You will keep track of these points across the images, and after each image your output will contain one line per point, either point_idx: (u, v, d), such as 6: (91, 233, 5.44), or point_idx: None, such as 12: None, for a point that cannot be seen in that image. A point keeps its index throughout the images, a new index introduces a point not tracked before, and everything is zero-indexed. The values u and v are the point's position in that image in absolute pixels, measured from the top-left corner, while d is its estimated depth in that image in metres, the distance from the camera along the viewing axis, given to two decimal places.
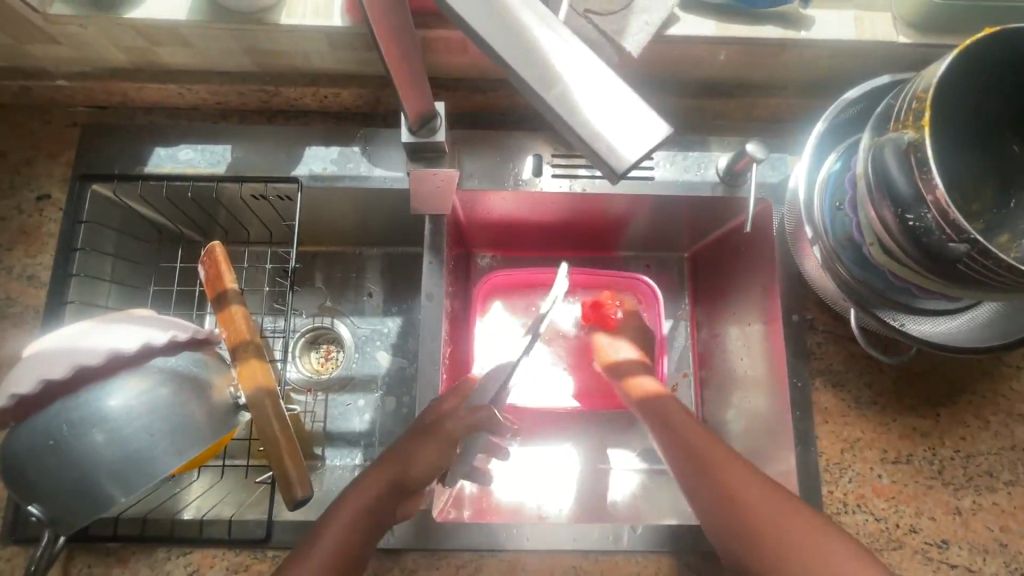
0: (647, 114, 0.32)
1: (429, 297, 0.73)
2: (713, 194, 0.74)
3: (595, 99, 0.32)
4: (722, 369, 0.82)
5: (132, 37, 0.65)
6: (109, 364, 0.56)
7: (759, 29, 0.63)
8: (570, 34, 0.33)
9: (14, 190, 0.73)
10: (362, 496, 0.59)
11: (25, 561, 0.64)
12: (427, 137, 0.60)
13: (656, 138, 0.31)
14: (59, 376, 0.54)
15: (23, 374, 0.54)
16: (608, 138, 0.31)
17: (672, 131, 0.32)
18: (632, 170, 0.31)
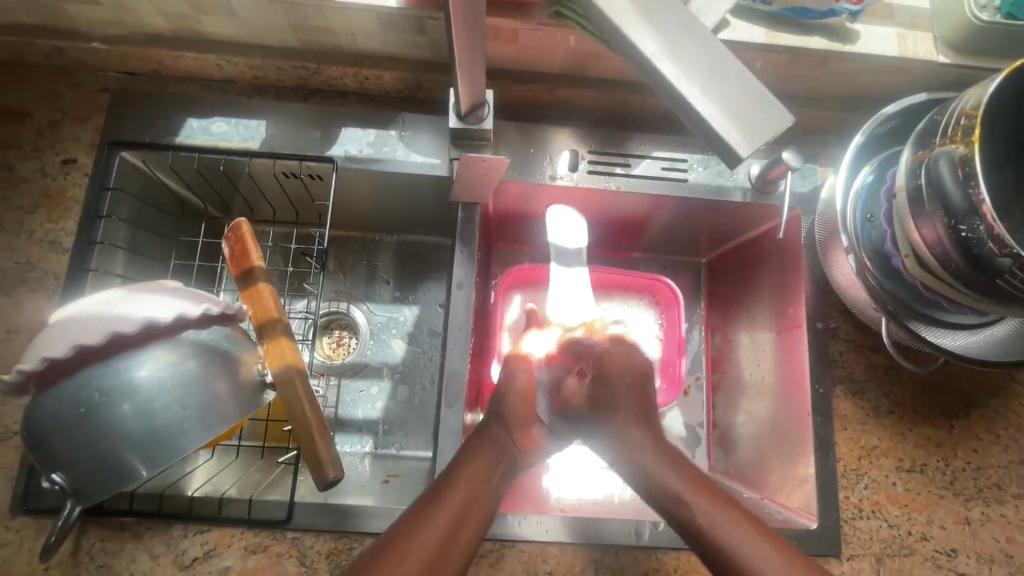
0: (771, 102, 0.37)
1: (459, 284, 0.73)
2: (744, 200, 0.75)
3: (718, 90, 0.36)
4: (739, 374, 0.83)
5: (178, 2, 0.64)
6: (145, 333, 0.55)
7: (806, 40, 0.65)
8: (689, 29, 0.37)
9: (39, 153, 0.71)
10: (470, 470, 0.56)
11: (36, 532, 0.62)
12: (475, 125, 0.63)
13: (783, 126, 0.36)
14: (96, 341, 0.53)
15: (57, 337, 0.53)
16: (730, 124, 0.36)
17: (793, 121, 0.36)
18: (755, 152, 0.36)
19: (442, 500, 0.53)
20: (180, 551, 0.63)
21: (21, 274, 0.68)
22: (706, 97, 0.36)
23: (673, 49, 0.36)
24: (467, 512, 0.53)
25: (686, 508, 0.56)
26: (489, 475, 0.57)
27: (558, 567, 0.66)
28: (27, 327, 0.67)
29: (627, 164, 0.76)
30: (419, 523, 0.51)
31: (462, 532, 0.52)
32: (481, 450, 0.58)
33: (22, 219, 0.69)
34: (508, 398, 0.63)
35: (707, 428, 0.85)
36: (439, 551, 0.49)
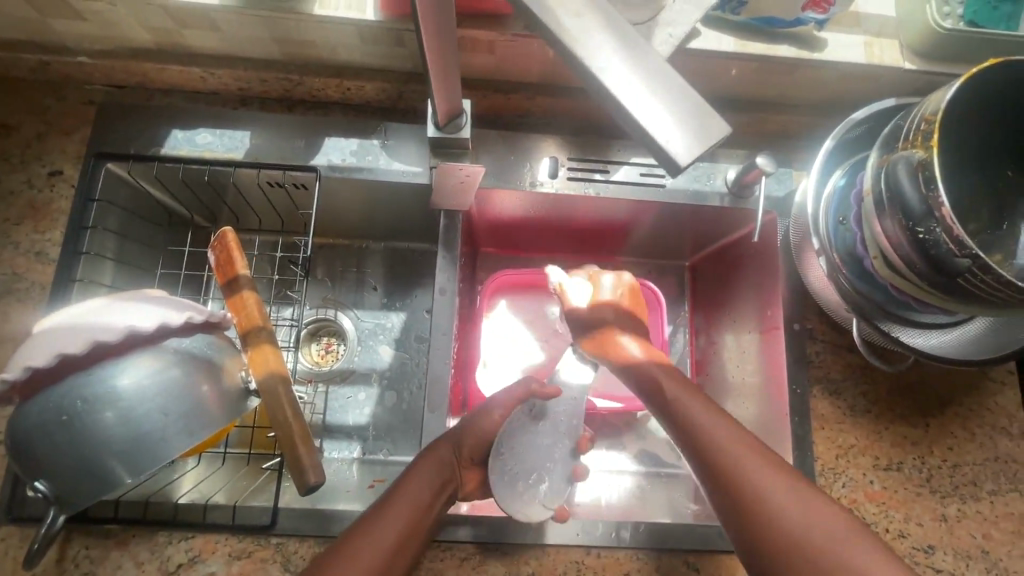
0: (707, 108, 0.36)
1: (441, 291, 0.74)
2: (721, 204, 0.77)
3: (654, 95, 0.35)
4: (721, 375, 0.84)
5: (161, 18, 0.65)
6: (127, 341, 0.56)
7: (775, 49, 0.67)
8: (629, 37, 0.37)
9: (25, 165, 0.72)
10: (424, 478, 0.59)
11: (21, 541, 0.62)
12: (453, 133, 0.64)
13: (719, 135, 0.35)
14: (76, 351, 0.53)
15: (39, 347, 0.54)
16: (664, 130, 0.35)
17: (728, 133, 0.35)
18: (692, 161, 0.34)
19: (397, 502, 0.56)
20: (165, 558, 0.63)
21: (8, 285, 0.69)
22: (642, 99, 0.35)
23: (621, 62, 0.36)
24: (417, 518, 0.56)
25: (711, 448, 0.55)
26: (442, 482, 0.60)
27: (540, 568, 0.66)
28: (13, 338, 0.68)
29: (605, 171, 0.77)
30: (374, 523, 0.54)
31: (411, 537, 0.55)
32: (437, 460, 0.61)
33: (8, 231, 0.70)
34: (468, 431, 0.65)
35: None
36: (389, 555, 0.52)
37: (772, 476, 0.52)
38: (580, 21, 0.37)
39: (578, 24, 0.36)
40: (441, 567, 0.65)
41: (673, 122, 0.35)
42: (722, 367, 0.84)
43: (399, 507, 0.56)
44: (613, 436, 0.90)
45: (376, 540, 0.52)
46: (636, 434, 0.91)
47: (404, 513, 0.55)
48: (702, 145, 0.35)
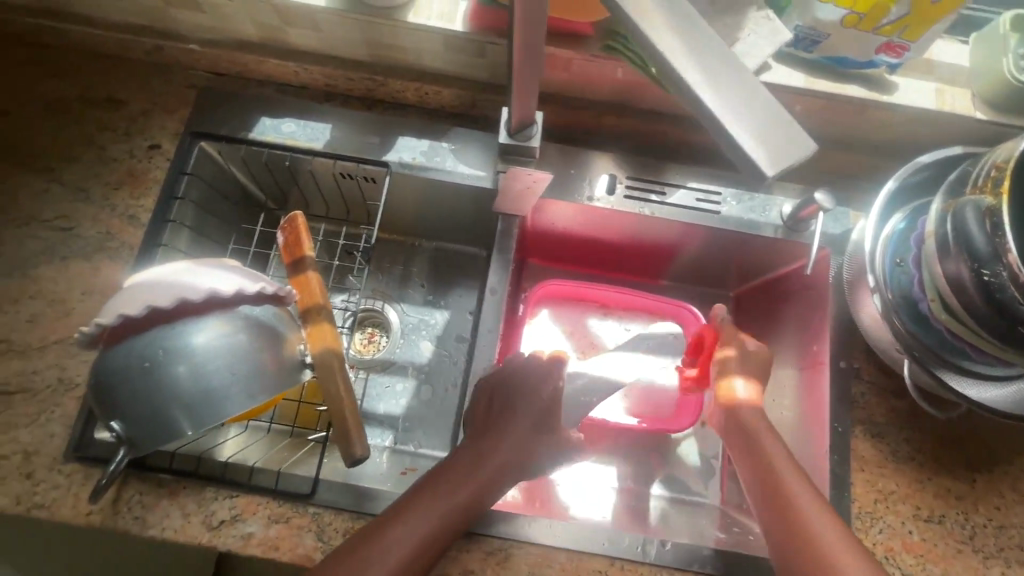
0: (791, 125, 0.37)
1: (492, 291, 0.77)
2: (774, 236, 0.78)
3: (745, 108, 0.37)
4: None
5: (269, 14, 0.72)
6: (207, 302, 0.61)
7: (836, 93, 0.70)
8: (721, 52, 0.38)
9: (129, 138, 0.79)
10: (493, 467, 0.64)
11: (83, 479, 0.67)
12: (523, 142, 0.67)
13: (804, 152, 0.37)
14: (165, 305, 0.59)
15: (134, 297, 0.59)
16: (755, 144, 0.37)
17: (813, 151, 0.37)
18: (778, 173, 0.37)
19: (455, 486, 0.62)
20: (209, 512, 0.66)
21: (101, 242, 0.75)
22: (734, 111, 0.37)
23: (715, 73, 0.37)
24: (476, 497, 0.62)
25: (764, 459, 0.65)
26: (510, 467, 0.65)
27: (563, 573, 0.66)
28: (100, 291, 0.73)
29: (662, 192, 0.79)
30: (433, 501, 0.60)
31: (462, 519, 0.61)
32: (510, 444, 0.66)
33: (108, 194, 0.77)
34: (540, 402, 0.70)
35: (720, 462, 0.92)
36: (437, 524, 0.59)
37: (796, 484, 0.61)
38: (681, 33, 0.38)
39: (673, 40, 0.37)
40: (466, 558, 0.66)
41: (762, 136, 0.37)
42: (761, 400, 0.84)
43: (457, 491, 0.61)
44: (642, 459, 0.93)
45: (430, 507, 0.60)
46: (665, 459, 0.93)
47: (465, 492, 0.62)
48: (784, 161, 0.36)
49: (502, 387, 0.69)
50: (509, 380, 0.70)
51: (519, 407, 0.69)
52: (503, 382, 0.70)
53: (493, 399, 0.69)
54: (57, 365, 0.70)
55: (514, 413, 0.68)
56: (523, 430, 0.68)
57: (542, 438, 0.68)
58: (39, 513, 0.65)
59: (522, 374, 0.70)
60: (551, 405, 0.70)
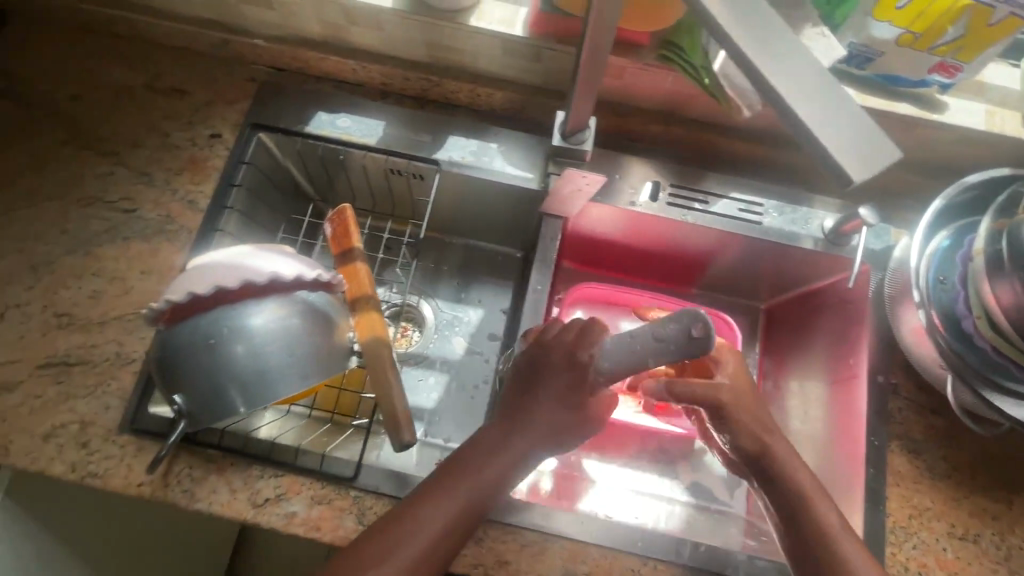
0: (879, 134, 0.35)
1: (535, 289, 0.78)
2: (814, 249, 0.79)
3: (830, 113, 0.35)
4: (788, 420, 0.85)
5: (335, 13, 0.75)
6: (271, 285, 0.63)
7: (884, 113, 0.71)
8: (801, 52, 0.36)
9: (192, 126, 0.82)
10: (509, 457, 0.61)
11: (135, 451, 0.69)
12: (575, 145, 0.69)
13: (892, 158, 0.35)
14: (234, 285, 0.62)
15: (204, 277, 0.62)
16: (842, 152, 0.35)
17: (901, 156, 0.35)
18: (865, 180, 0.35)
19: (476, 470, 0.60)
20: (254, 490, 0.68)
21: (162, 225, 0.78)
22: (818, 115, 0.35)
23: (797, 75, 0.36)
24: (498, 480, 0.61)
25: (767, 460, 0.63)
26: (535, 448, 0.63)
27: (597, 570, 0.67)
28: (159, 272, 0.76)
29: (705, 201, 0.80)
30: (444, 493, 0.59)
31: (485, 502, 0.60)
32: (529, 432, 0.62)
33: (169, 179, 0.80)
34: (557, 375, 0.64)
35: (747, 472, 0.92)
36: (459, 508, 0.58)
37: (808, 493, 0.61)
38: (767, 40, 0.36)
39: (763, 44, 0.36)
40: (502, 549, 0.67)
41: (848, 143, 0.35)
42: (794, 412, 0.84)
43: (478, 475, 0.60)
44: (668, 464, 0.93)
45: (452, 491, 0.59)
46: (692, 466, 0.94)
47: (487, 476, 0.60)
48: (876, 171, 0.35)
49: (523, 368, 0.65)
50: (532, 361, 0.66)
51: (544, 389, 0.64)
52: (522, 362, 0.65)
53: (515, 379, 0.66)
54: (115, 341, 0.73)
55: (536, 392, 0.64)
56: (545, 411, 0.63)
57: (562, 415, 0.63)
58: (93, 481, 0.68)
59: (550, 356, 0.65)
60: (570, 385, 0.64)
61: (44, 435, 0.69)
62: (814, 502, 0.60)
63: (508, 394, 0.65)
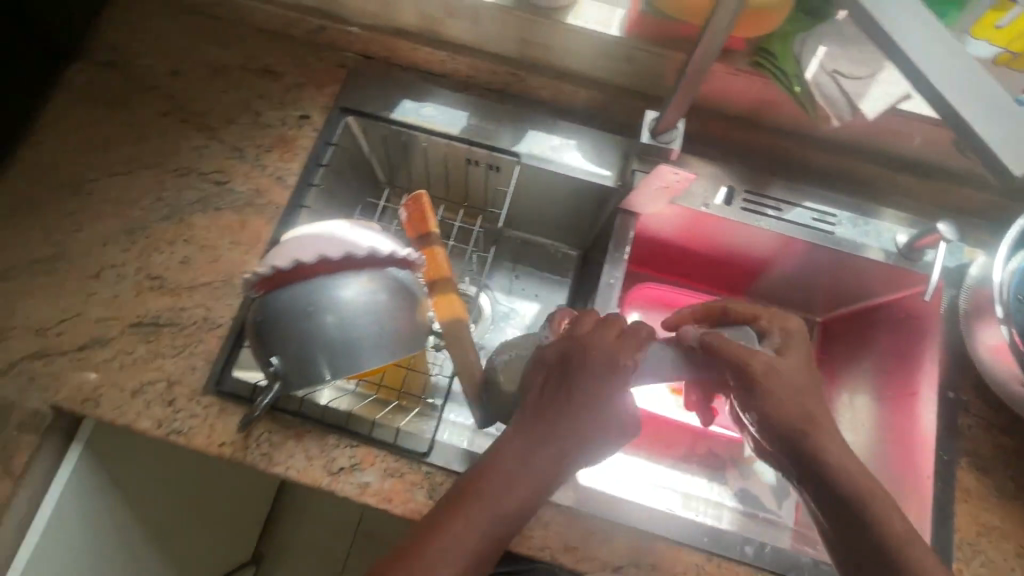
0: None
1: (609, 283, 0.80)
2: (888, 262, 0.79)
3: (987, 107, 0.40)
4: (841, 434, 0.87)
5: (436, 5, 0.78)
6: (374, 257, 0.67)
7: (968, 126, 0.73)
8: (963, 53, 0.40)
9: (283, 106, 0.85)
10: (546, 464, 0.57)
11: (217, 413, 0.72)
12: (665, 142, 0.71)
13: None
14: (343, 252, 0.65)
15: (314, 246, 0.66)
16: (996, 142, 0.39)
17: None
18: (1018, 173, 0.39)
19: (511, 481, 0.57)
20: (330, 458, 0.70)
21: (251, 199, 0.81)
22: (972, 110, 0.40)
23: (962, 73, 0.40)
24: (535, 488, 0.57)
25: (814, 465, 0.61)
26: (572, 457, 0.57)
27: (662, 561, 0.68)
28: (246, 244, 0.79)
29: (779, 207, 0.81)
30: (480, 504, 0.56)
31: (520, 513, 0.57)
32: (568, 439, 0.57)
33: (260, 155, 0.83)
34: (593, 370, 0.58)
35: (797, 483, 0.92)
36: (495, 519, 0.56)
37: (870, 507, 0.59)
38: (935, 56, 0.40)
39: (930, 58, 0.40)
40: (569, 535, 0.69)
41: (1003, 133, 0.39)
42: (847, 426, 0.87)
43: (512, 486, 0.56)
44: (718, 469, 0.94)
45: (487, 502, 0.56)
46: (741, 472, 0.94)
47: (523, 486, 0.57)
48: None
49: (555, 367, 0.60)
50: (566, 360, 0.59)
51: (583, 392, 0.57)
52: (561, 360, 0.60)
53: (549, 376, 0.60)
54: (203, 306, 0.76)
55: (570, 393, 0.58)
56: (584, 412, 0.57)
57: (593, 411, 0.57)
58: (177, 438, 0.70)
59: (589, 356, 0.59)
60: (609, 379, 0.58)
61: (133, 391, 0.72)
62: (889, 510, 0.59)
63: (538, 393, 0.60)
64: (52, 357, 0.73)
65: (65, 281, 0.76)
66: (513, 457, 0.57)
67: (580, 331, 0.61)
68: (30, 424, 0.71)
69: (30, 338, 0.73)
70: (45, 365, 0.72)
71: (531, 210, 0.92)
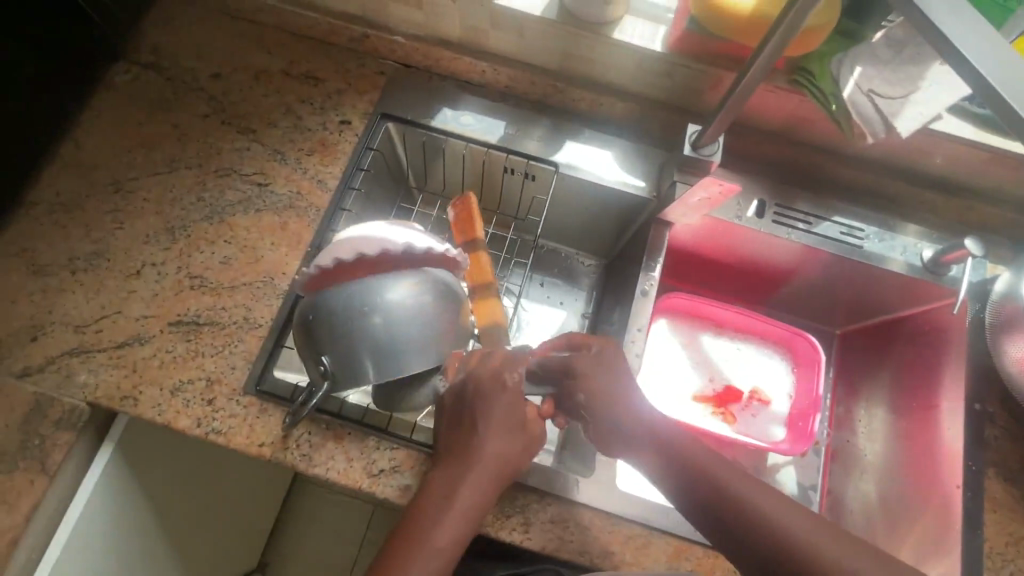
0: None
1: (643, 292, 0.82)
2: (915, 277, 0.81)
3: None
4: (860, 446, 0.89)
5: (481, 17, 0.80)
6: (424, 257, 0.68)
7: (994, 147, 0.76)
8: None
9: (324, 111, 0.86)
10: (468, 491, 0.59)
11: (256, 412, 0.71)
12: (705, 154, 0.72)
13: None
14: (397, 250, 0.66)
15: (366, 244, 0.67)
16: None
17: None
18: None
19: (442, 509, 0.58)
20: (370, 460, 0.70)
21: (292, 201, 0.81)
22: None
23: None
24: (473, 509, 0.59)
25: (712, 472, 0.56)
26: (498, 476, 0.60)
27: (699, 567, 0.69)
28: (287, 245, 0.79)
29: (808, 221, 0.83)
30: (412, 547, 0.56)
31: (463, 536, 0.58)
32: (482, 464, 0.60)
33: (301, 158, 0.84)
34: (491, 399, 0.62)
35: (819, 495, 0.90)
36: (440, 546, 0.56)
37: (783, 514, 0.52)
38: (1014, 73, 0.39)
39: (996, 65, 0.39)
40: (607, 541, 0.69)
41: None
42: (865, 440, 0.89)
43: (446, 512, 0.58)
44: None
45: (430, 531, 0.57)
46: None
47: (461, 509, 0.58)
48: None
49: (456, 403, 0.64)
50: (463, 395, 0.63)
51: (484, 424, 0.61)
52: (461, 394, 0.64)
53: (454, 414, 0.64)
54: (244, 306, 0.76)
55: (474, 422, 0.62)
56: (497, 432, 0.61)
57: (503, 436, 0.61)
58: (216, 438, 0.70)
59: (481, 386, 0.63)
60: (510, 405, 0.62)
61: (171, 390, 0.72)
62: None
63: (445, 429, 0.64)
64: (91, 354, 0.72)
65: (105, 278, 0.76)
66: (441, 488, 0.59)
67: (471, 367, 0.65)
68: (67, 421, 0.70)
69: (69, 334, 0.73)
70: (83, 362, 0.72)
71: (561, 219, 0.94)
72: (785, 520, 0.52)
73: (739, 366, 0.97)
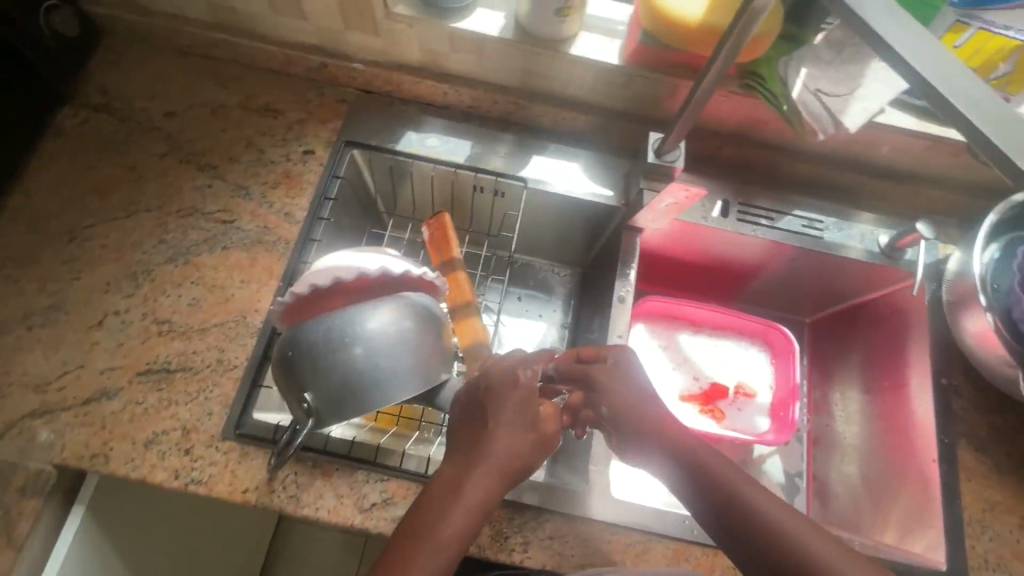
0: None
1: (621, 299, 0.83)
2: (875, 262, 0.85)
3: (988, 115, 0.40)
4: (839, 429, 0.92)
5: (439, 41, 0.81)
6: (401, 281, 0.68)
7: (936, 136, 0.81)
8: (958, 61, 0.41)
9: (286, 142, 0.85)
10: (474, 488, 0.56)
11: (238, 457, 0.69)
12: (668, 161, 0.74)
13: None
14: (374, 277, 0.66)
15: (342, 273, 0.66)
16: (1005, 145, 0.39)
17: None
18: None
19: (444, 511, 0.55)
20: (361, 495, 0.69)
21: (260, 236, 0.80)
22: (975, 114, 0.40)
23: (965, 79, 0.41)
24: (478, 512, 0.55)
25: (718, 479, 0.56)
26: (504, 477, 0.57)
27: (700, 567, 0.70)
28: (258, 281, 0.77)
29: (771, 217, 0.86)
30: (414, 545, 0.53)
31: (465, 540, 0.54)
32: (488, 462, 0.56)
33: (265, 192, 0.82)
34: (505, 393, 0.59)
35: (806, 480, 0.92)
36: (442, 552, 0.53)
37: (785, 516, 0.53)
38: (949, 70, 0.41)
39: (934, 63, 0.41)
40: (607, 551, 0.69)
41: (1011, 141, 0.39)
42: (842, 423, 0.92)
43: (445, 516, 0.54)
44: None
45: (432, 535, 0.53)
46: None
47: (463, 513, 0.55)
48: None
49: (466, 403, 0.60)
50: (475, 391, 0.60)
51: (496, 418, 0.58)
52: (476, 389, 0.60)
53: (465, 412, 0.60)
54: (216, 348, 0.73)
55: (485, 420, 0.58)
56: (509, 428, 0.58)
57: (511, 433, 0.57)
58: (197, 488, 0.67)
59: (493, 385, 0.59)
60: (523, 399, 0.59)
61: (145, 442, 0.68)
62: None
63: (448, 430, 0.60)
64: (54, 414, 0.68)
65: (64, 332, 0.72)
66: (445, 490, 0.56)
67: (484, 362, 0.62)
68: (32, 487, 0.66)
69: (30, 395, 0.69)
70: (45, 423, 0.68)
71: (534, 233, 0.95)
72: (774, 513, 0.53)
73: (718, 363, 0.99)
